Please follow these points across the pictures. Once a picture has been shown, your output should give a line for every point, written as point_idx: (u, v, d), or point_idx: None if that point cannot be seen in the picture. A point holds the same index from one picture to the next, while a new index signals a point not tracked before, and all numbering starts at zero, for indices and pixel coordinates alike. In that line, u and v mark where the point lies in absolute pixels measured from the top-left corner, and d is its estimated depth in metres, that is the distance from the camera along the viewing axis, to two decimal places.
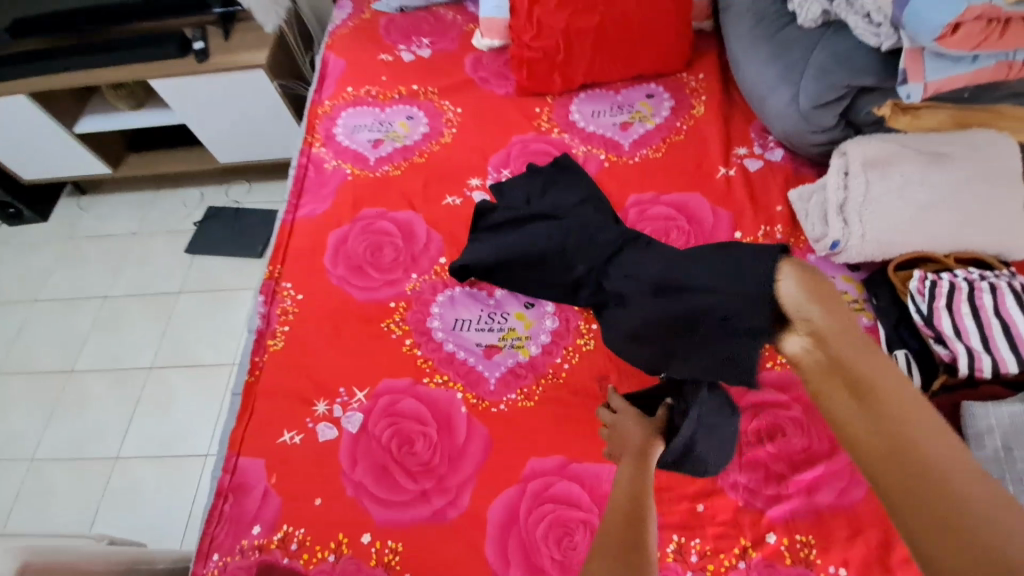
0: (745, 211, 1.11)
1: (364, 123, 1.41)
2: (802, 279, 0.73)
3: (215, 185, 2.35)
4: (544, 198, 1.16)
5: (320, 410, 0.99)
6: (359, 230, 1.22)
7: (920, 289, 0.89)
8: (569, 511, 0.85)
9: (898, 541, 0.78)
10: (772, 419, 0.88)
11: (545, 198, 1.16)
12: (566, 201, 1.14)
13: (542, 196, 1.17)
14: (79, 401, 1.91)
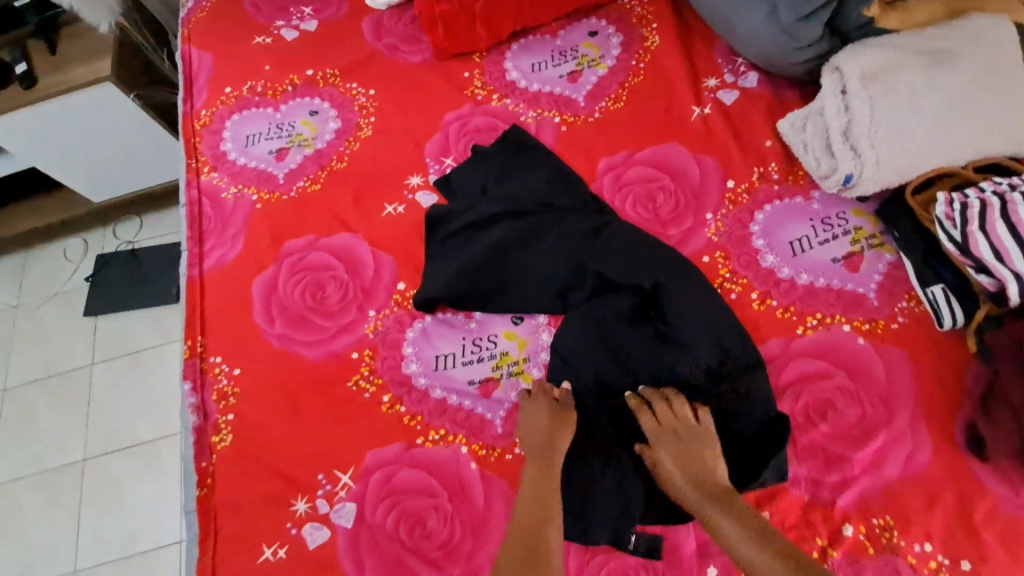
0: (734, 155, 0.97)
1: (259, 130, 1.14)
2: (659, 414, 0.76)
3: (98, 229, 1.96)
4: (504, 185, 0.97)
5: (301, 509, 0.81)
6: (287, 271, 0.98)
7: (949, 215, 0.79)
8: (624, 559, 0.74)
9: (977, 498, 0.71)
10: (821, 395, 0.78)
11: (505, 184, 0.97)
12: (530, 185, 0.95)
13: (501, 182, 0.97)
14: (7, 520, 1.61)
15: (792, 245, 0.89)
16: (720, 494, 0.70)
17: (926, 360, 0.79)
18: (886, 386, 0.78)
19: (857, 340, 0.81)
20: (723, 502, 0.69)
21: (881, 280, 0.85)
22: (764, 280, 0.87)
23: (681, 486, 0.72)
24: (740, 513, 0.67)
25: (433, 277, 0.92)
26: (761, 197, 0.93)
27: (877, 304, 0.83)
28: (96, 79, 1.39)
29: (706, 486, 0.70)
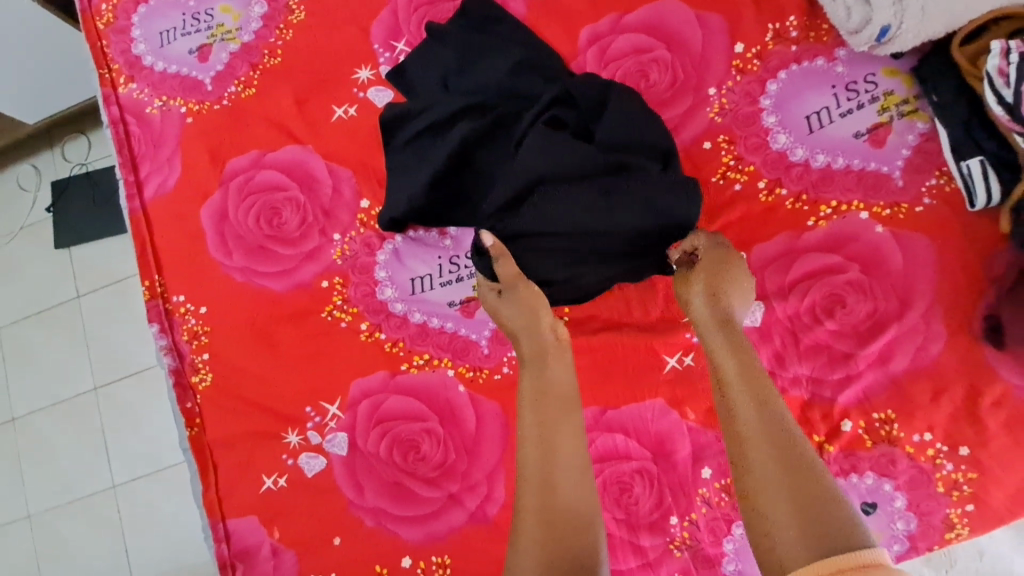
0: (742, 9, 0.80)
1: (171, 24, 0.95)
2: (713, 250, 0.68)
3: (46, 152, 1.80)
4: (466, 74, 0.81)
5: (294, 441, 0.81)
6: (236, 196, 0.87)
7: (1001, 71, 0.65)
8: (619, 466, 0.73)
9: (987, 386, 0.68)
10: (829, 293, 0.72)
11: (468, 73, 0.81)
12: (497, 70, 0.79)
13: (463, 72, 0.81)
14: (38, 448, 1.67)
15: (809, 120, 0.76)
16: (746, 360, 0.61)
17: (949, 245, 0.71)
18: (900, 278, 0.71)
19: (875, 229, 0.73)
20: (728, 335, 0.63)
21: (908, 154, 0.74)
22: (773, 165, 0.76)
23: (728, 379, 0.60)
24: (766, 401, 0.58)
25: (396, 193, 0.81)
26: (775, 63, 0.78)
27: (902, 185, 0.73)
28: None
29: (725, 321, 0.64)
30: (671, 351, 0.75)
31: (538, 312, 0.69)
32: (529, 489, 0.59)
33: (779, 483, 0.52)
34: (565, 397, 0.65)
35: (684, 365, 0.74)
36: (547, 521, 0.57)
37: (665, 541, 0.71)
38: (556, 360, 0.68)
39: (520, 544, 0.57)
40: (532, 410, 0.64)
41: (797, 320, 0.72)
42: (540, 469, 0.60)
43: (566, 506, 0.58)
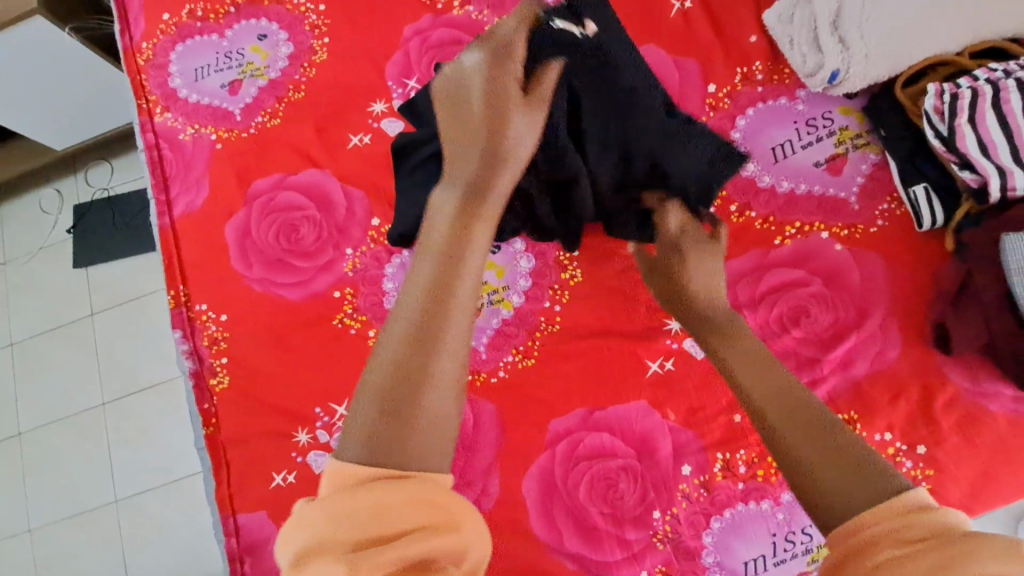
0: (714, 55, 0.90)
1: (206, 61, 1.05)
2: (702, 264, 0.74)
3: (68, 177, 1.86)
4: None
5: (303, 440, 0.86)
6: (258, 214, 0.96)
7: (938, 108, 0.75)
8: (606, 463, 0.79)
9: (940, 389, 0.75)
10: (795, 303, 0.79)
11: None
12: None
13: None
14: (41, 463, 1.68)
15: (775, 151, 0.86)
16: (728, 327, 0.67)
17: (900, 261, 0.79)
18: (858, 290, 0.79)
19: (835, 247, 0.81)
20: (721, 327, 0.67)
21: (863, 182, 0.83)
22: (743, 190, 0.85)
23: (718, 345, 0.65)
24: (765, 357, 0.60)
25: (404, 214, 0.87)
26: (743, 101, 0.88)
27: (858, 209, 0.82)
28: (8, 18, 1.14)
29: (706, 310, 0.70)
30: (654, 356, 0.82)
31: (527, 123, 0.60)
32: (367, 391, 0.49)
33: (793, 427, 0.52)
34: (449, 290, 0.52)
35: (665, 369, 0.81)
36: (383, 420, 0.47)
37: (649, 534, 0.77)
38: (476, 225, 0.56)
39: (344, 445, 0.47)
40: (445, 241, 0.54)
41: (766, 329, 0.79)
42: (397, 367, 0.48)
43: (406, 399, 0.48)
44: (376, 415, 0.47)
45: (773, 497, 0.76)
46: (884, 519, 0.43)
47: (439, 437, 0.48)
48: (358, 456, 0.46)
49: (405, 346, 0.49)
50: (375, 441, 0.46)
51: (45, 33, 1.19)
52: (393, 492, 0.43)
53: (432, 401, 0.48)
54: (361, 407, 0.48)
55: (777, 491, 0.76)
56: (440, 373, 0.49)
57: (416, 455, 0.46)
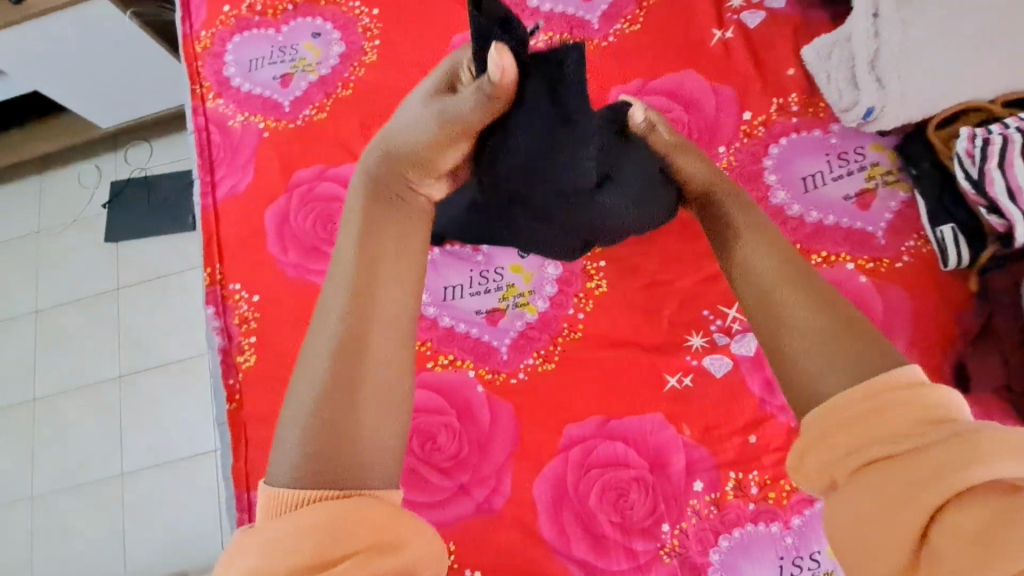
0: (752, 84, 0.93)
1: (261, 54, 1.10)
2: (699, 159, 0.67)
3: (109, 154, 1.90)
4: None
5: None
6: (298, 202, 0.99)
7: (969, 151, 0.77)
8: (618, 472, 0.80)
9: None
10: None
11: None
12: None
13: None
14: (52, 430, 1.70)
15: (805, 181, 0.88)
16: (757, 225, 0.61)
17: (924, 298, 0.80)
18: (880, 323, 0.80)
19: (859, 279, 0.82)
20: (760, 236, 0.60)
21: (891, 218, 0.84)
22: (772, 217, 0.87)
23: (739, 225, 0.62)
24: (793, 264, 0.57)
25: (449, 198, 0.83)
26: (777, 130, 0.90)
27: (884, 244, 0.83)
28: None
29: (742, 201, 0.64)
30: (672, 371, 0.83)
31: (456, 156, 0.61)
32: (291, 425, 0.52)
33: (808, 320, 0.53)
34: (368, 282, 0.56)
35: (682, 385, 0.82)
36: (315, 444, 0.50)
37: (656, 547, 0.77)
38: (396, 218, 0.60)
39: (267, 511, 0.50)
40: (354, 276, 0.55)
41: None
42: (330, 404, 0.51)
43: (339, 420, 0.51)
44: (296, 459, 0.50)
45: (782, 521, 0.76)
46: (885, 443, 0.47)
47: (390, 453, 0.53)
48: (287, 483, 0.50)
49: (338, 373, 0.52)
50: (307, 468, 0.50)
51: (110, 17, 1.26)
52: (359, 517, 0.48)
53: (376, 425, 0.52)
54: (288, 439, 0.52)
55: (787, 515, 0.76)
56: (367, 417, 0.52)
57: (367, 456, 0.51)
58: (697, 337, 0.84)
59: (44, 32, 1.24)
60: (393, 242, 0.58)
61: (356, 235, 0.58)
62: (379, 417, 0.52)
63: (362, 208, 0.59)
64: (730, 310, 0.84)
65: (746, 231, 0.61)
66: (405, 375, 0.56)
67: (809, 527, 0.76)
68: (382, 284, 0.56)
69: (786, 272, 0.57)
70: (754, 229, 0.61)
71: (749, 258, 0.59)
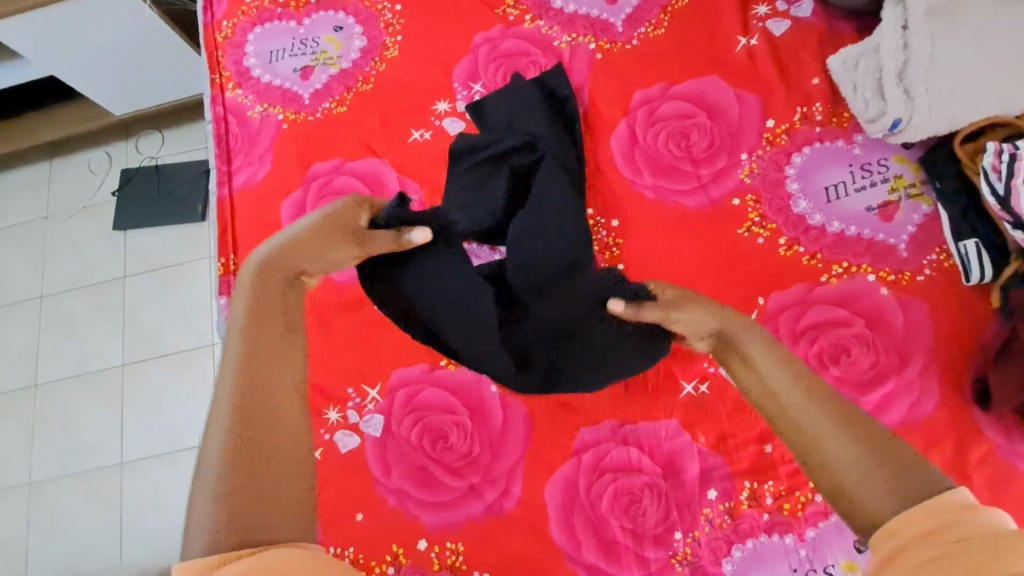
0: (776, 92, 0.93)
1: (281, 46, 1.10)
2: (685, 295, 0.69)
3: (121, 142, 1.89)
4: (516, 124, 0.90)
5: (333, 418, 0.87)
6: (315, 194, 0.99)
7: (996, 167, 0.76)
8: (631, 478, 0.79)
9: (975, 443, 0.75)
10: (836, 341, 0.80)
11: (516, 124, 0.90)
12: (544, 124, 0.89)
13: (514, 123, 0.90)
14: (53, 417, 1.69)
15: (827, 191, 0.87)
16: (777, 345, 0.62)
17: (946, 312, 0.80)
18: (901, 336, 0.79)
19: (880, 291, 0.82)
20: (743, 355, 0.62)
21: (913, 231, 0.84)
22: (793, 225, 0.86)
23: (751, 352, 0.61)
24: (796, 367, 0.58)
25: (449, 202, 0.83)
26: (800, 139, 0.90)
27: (906, 256, 0.83)
28: None
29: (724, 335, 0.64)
30: (689, 377, 0.82)
31: (335, 257, 0.71)
32: (207, 469, 0.54)
33: (858, 449, 0.51)
34: (266, 414, 0.58)
35: (699, 392, 0.81)
36: (232, 493, 0.53)
37: (668, 555, 0.76)
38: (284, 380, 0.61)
39: (202, 468, 0.54)
40: (239, 364, 0.59)
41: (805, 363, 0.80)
42: (243, 465, 0.54)
43: (263, 496, 0.54)
44: (207, 540, 0.50)
45: (796, 533, 0.75)
46: (940, 535, 0.43)
47: (299, 501, 0.56)
48: (201, 552, 0.50)
49: (237, 442, 0.55)
50: (229, 528, 0.51)
51: (130, 5, 1.26)
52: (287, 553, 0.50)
53: (292, 482, 0.57)
54: (198, 509, 0.52)
55: (802, 526, 0.75)
56: (278, 478, 0.56)
57: (288, 495, 0.56)
58: None
59: (66, 19, 1.24)
60: (282, 315, 0.66)
61: (235, 368, 0.59)
62: (286, 488, 0.56)
63: (251, 274, 0.66)
64: (748, 318, 0.83)
65: (763, 365, 0.59)
66: (306, 464, 0.59)
67: (824, 539, 0.74)
68: (268, 393, 0.59)
69: (794, 405, 0.56)
70: (744, 328, 0.63)
71: (789, 402, 0.56)
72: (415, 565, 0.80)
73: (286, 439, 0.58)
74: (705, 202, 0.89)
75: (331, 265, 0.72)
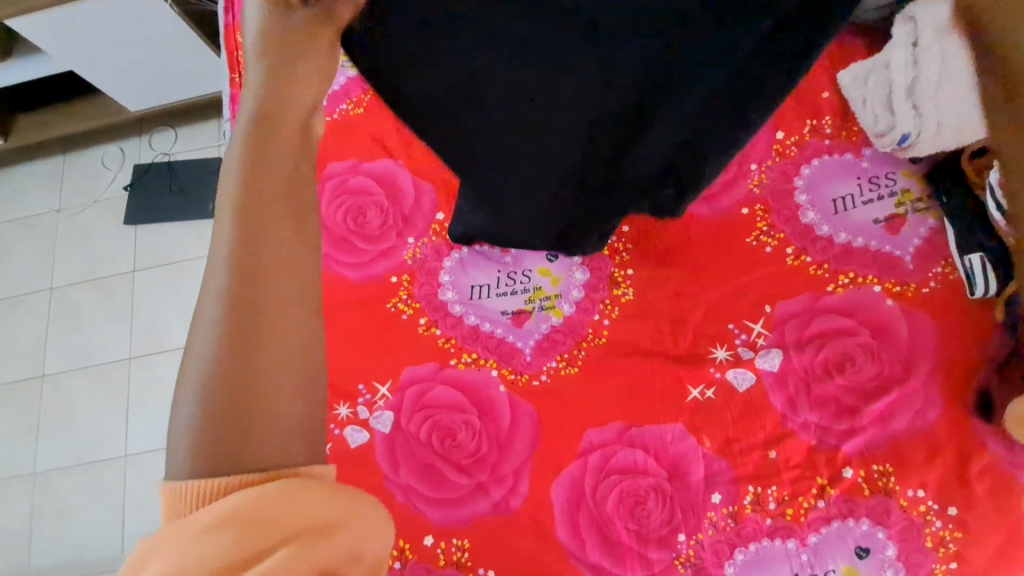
0: (786, 105, 0.95)
1: None
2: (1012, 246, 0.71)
3: (134, 138, 1.91)
4: None
5: (343, 413, 0.89)
6: (331, 193, 1.01)
7: (1003, 182, 0.77)
8: (637, 480, 0.80)
9: (977, 454, 0.76)
10: (841, 350, 0.81)
11: None
12: None
13: None
14: (61, 407, 1.71)
15: (835, 203, 0.89)
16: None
17: (949, 323, 0.81)
18: (905, 347, 0.81)
19: (885, 301, 0.83)
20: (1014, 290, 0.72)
21: (919, 244, 0.85)
22: (801, 236, 0.88)
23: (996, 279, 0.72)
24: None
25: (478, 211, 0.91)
26: (809, 152, 0.92)
27: (911, 268, 0.84)
28: None
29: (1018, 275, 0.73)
30: (695, 382, 0.83)
31: (308, 73, 0.52)
32: (187, 372, 0.45)
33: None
34: (246, 333, 0.45)
35: (705, 397, 0.83)
36: (232, 392, 0.44)
37: (671, 557, 0.77)
38: (270, 283, 0.47)
39: (185, 374, 0.45)
40: (227, 315, 0.45)
41: (810, 371, 0.81)
42: (224, 373, 0.45)
43: (268, 406, 0.45)
44: (185, 461, 0.44)
45: (799, 538, 0.76)
46: None
47: (300, 430, 0.47)
48: (182, 480, 0.44)
49: (224, 362, 0.45)
50: (210, 463, 0.44)
51: (150, 5, 1.28)
52: (290, 505, 0.44)
53: (280, 378, 0.46)
54: (173, 437, 0.45)
55: (804, 532, 0.76)
56: (278, 384, 0.46)
57: (269, 453, 0.46)
58: (721, 350, 0.85)
59: (85, 17, 1.26)
60: (291, 165, 0.51)
61: (237, 177, 0.48)
62: (276, 442, 0.46)
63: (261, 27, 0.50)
64: (755, 325, 0.85)
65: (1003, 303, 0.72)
66: (315, 368, 0.48)
67: (825, 545, 0.75)
68: (266, 287, 0.47)
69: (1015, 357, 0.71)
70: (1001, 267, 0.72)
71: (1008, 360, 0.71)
72: (421, 560, 0.81)
73: (288, 405, 0.46)
74: (714, 211, 0.91)
75: (318, 84, 0.53)
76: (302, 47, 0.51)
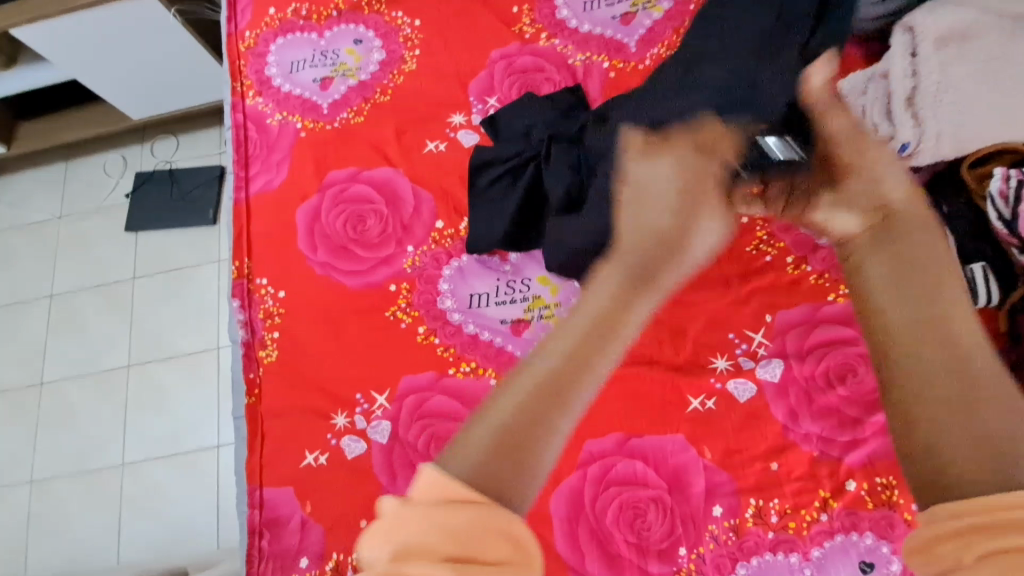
0: None
1: (302, 56, 1.12)
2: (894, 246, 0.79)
3: (136, 145, 1.92)
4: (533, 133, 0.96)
5: (340, 423, 0.88)
6: (330, 202, 1.01)
7: (1003, 192, 0.79)
8: (637, 492, 0.79)
9: None
10: (843, 361, 0.81)
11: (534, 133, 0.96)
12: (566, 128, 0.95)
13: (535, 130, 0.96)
14: (59, 415, 1.70)
15: None
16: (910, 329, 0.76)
17: None
18: None
19: None
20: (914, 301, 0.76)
21: None
22: (801, 245, 0.87)
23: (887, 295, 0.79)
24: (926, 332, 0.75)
25: (484, 229, 0.94)
26: None
27: None
28: None
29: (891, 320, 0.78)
30: (695, 393, 0.83)
31: (647, 168, 0.87)
32: (484, 425, 0.82)
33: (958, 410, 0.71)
34: (555, 401, 0.82)
35: (705, 408, 0.82)
36: (491, 450, 0.78)
37: (671, 570, 0.76)
38: (585, 390, 0.84)
39: (486, 415, 0.83)
40: (523, 411, 0.81)
41: (811, 382, 0.81)
42: (517, 428, 0.80)
43: (518, 451, 0.80)
44: (478, 461, 0.77)
45: (801, 552, 0.75)
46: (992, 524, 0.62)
47: (513, 487, 0.77)
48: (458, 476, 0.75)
49: (518, 421, 0.81)
50: (480, 474, 0.76)
51: (154, 13, 1.29)
52: (468, 533, 0.68)
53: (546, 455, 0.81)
54: (471, 453, 0.78)
55: (807, 546, 0.75)
56: (540, 451, 0.81)
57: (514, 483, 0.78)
58: (721, 360, 0.84)
59: (89, 25, 1.28)
60: (668, 196, 0.86)
61: (628, 210, 0.86)
62: (521, 473, 0.78)
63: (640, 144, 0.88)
64: (755, 335, 0.84)
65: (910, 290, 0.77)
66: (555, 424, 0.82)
67: (828, 560, 0.74)
68: (538, 437, 0.80)
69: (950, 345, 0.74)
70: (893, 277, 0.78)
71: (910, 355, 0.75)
72: None
73: (531, 448, 0.80)
74: None
75: (679, 167, 0.87)
76: (683, 158, 0.86)
